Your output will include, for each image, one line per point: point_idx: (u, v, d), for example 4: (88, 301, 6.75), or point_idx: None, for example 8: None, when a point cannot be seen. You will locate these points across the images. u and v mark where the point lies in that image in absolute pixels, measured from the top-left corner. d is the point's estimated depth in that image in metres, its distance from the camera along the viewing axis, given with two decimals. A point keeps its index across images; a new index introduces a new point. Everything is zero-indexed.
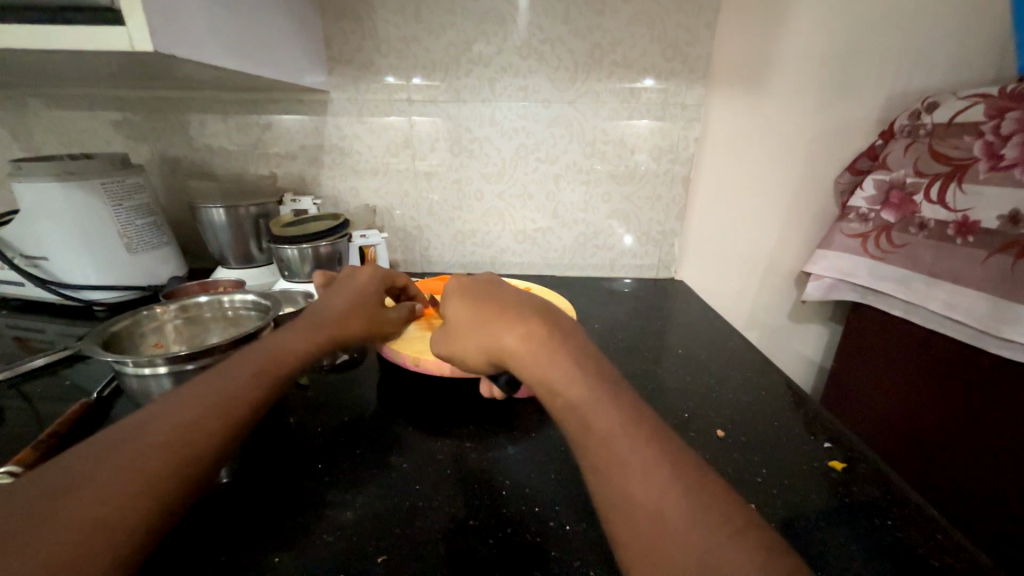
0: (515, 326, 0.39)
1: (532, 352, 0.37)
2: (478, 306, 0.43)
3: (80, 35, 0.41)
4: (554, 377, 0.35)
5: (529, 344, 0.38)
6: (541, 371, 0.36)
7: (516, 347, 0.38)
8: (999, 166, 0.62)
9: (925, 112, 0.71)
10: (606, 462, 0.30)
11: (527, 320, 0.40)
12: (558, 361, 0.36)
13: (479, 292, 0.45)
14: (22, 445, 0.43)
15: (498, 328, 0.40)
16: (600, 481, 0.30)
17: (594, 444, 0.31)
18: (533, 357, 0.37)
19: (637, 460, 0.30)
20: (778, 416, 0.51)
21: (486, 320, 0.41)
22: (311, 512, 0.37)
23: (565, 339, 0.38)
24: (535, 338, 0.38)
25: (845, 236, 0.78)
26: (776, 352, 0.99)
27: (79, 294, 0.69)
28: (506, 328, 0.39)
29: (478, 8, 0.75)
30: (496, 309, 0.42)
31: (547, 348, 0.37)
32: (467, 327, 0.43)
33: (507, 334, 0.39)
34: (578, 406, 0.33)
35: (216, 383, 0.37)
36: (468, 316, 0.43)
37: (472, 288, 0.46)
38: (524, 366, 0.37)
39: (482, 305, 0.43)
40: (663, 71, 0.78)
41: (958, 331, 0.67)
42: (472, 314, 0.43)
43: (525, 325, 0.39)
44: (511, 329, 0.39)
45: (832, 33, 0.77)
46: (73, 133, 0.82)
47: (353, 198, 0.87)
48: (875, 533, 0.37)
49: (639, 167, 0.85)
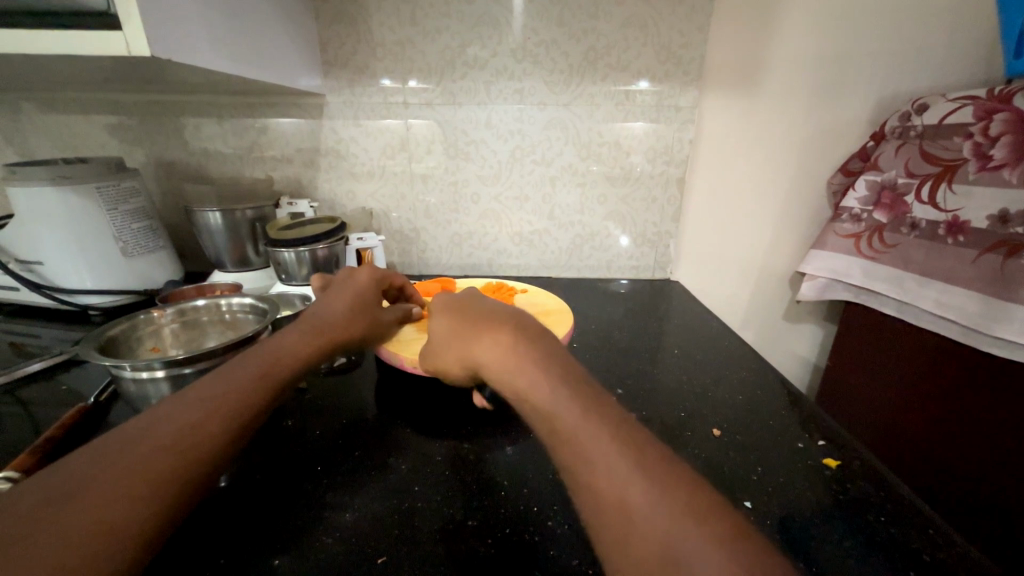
0: (486, 335, 0.41)
1: (500, 360, 0.38)
2: (451, 319, 0.45)
3: (76, 40, 0.41)
4: (524, 386, 0.36)
5: (497, 352, 0.39)
6: (511, 378, 0.37)
7: (487, 356, 0.39)
8: (987, 167, 0.63)
9: (915, 114, 0.72)
10: (591, 471, 0.30)
11: (499, 329, 0.41)
12: (527, 370, 0.36)
13: (454, 305, 0.47)
14: (18, 450, 0.43)
15: (470, 339, 0.42)
16: (586, 488, 0.30)
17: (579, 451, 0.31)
18: (504, 366, 0.38)
19: (626, 469, 0.29)
20: (773, 414, 0.52)
21: (458, 332, 0.43)
22: (311, 514, 0.37)
23: (537, 347, 0.39)
24: (504, 347, 0.39)
25: (838, 236, 0.79)
26: (771, 351, 1.00)
27: (74, 298, 0.68)
28: (477, 339, 0.41)
29: (473, 12, 0.75)
30: (468, 320, 0.44)
31: (533, 365, 0.37)
32: (442, 341, 0.45)
33: (478, 345, 0.40)
34: (564, 415, 0.33)
35: (218, 386, 0.37)
36: (442, 329, 0.45)
37: (450, 302, 0.48)
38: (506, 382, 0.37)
39: (455, 318, 0.45)
40: (657, 74, 0.79)
41: (950, 329, 0.67)
42: (445, 327, 0.45)
43: (496, 335, 0.40)
44: (483, 339, 0.41)
45: (824, 36, 0.78)
46: (68, 137, 0.82)
47: (350, 201, 0.87)
48: (868, 529, 0.37)
49: (634, 169, 0.86)
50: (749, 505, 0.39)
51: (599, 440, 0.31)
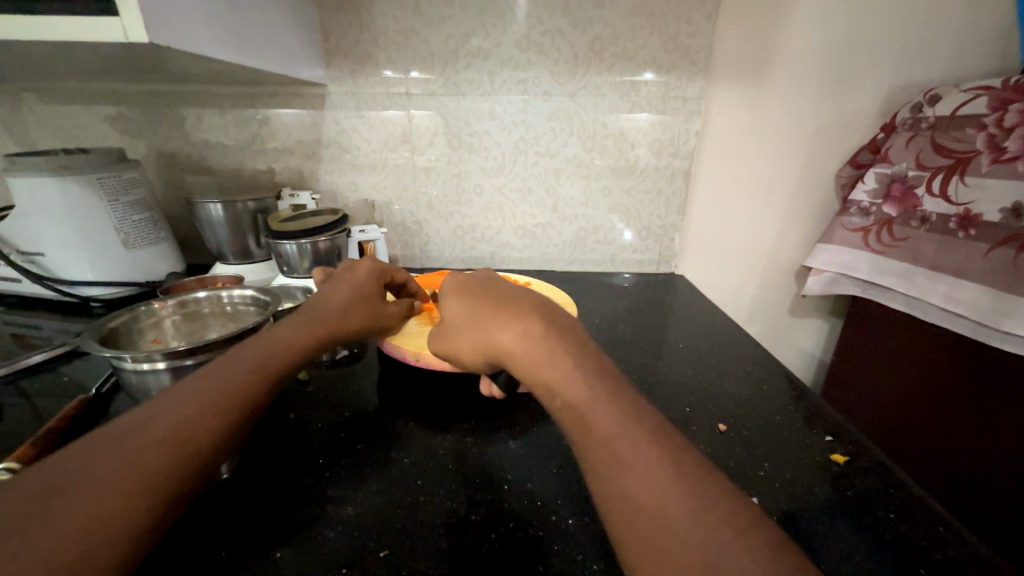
0: (513, 323, 0.39)
1: (527, 350, 0.37)
2: (475, 305, 0.44)
3: (74, 27, 0.40)
4: (551, 376, 0.35)
5: (526, 342, 0.37)
6: (538, 368, 0.36)
7: (512, 345, 0.38)
8: (1002, 159, 0.62)
9: (928, 105, 0.70)
10: (607, 456, 0.31)
11: (525, 318, 0.39)
12: (556, 359, 0.36)
13: (475, 291, 0.46)
14: (21, 441, 0.43)
15: (494, 326, 0.40)
16: (604, 474, 0.30)
17: (595, 443, 0.31)
18: (531, 355, 0.37)
19: (641, 455, 0.30)
20: (779, 409, 0.51)
21: (482, 319, 0.42)
22: (312, 507, 0.37)
23: (564, 337, 0.38)
24: (532, 336, 0.38)
25: (846, 230, 0.78)
26: (776, 346, 0.99)
27: (76, 290, 0.68)
28: (502, 327, 0.39)
29: (477, 0, 0.74)
30: (493, 307, 0.42)
31: (549, 349, 0.37)
32: (462, 327, 0.44)
33: (503, 332, 0.39)
34: (581, 404, 0.33)
35: (216, 379, 0.37)
36: (463, 315, 0.44)
37: (470, 287, 0.47)
38: (523, 365, 0.37)
39: (478, 304, 0.43)
40: (664, 64, 0.78)
41: (960, 325, 0.66)
42: (467, 313, 0.44)
43: (523, 323, 0.39)
44: (508, 326, 0.39)
45: (835, 25, 0.77)
46: (69, 127, 0.81)
47: (352, 193, 0.86)
48: (876, 526, 0.37)
49: (639, 161, 0.84)
50: (755, 500, 0.39)
51: (615, 427, 0.31)
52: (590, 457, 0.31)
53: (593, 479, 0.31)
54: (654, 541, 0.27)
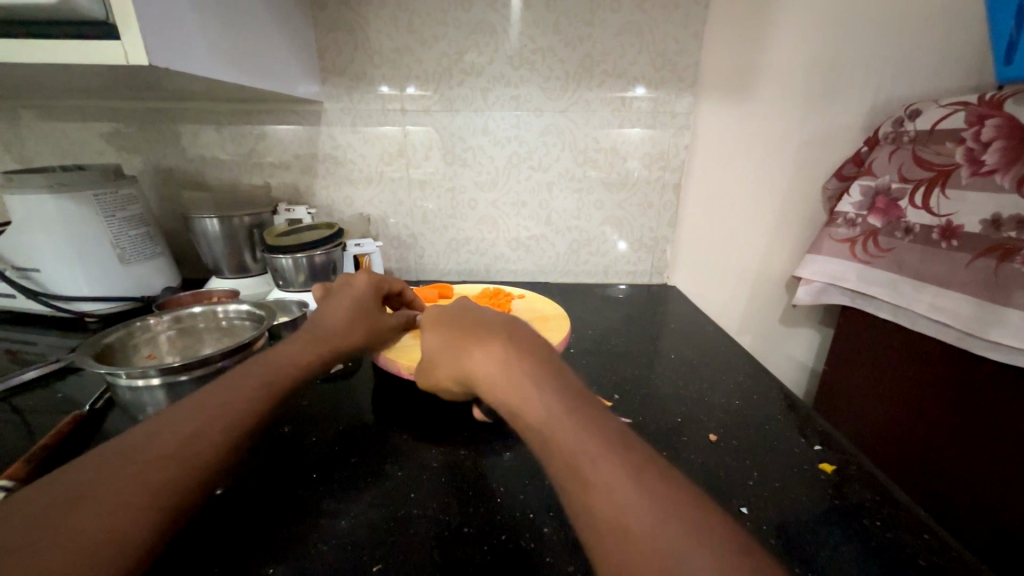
0: (484, 350, 0.40)
1: (504, 375, 0.38)
2: (446, 331, 0.44)
3: (75, 49, 0.41)
4: (523, 401, 0.36)
5: (497, 367, 0.38)
6: (513, 395, 0.37)
7: (488, 371, 0.38)
8: (980, 172, 0.64)
9: (908, 120, 0.72)
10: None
11: (500, 342, 0.40)
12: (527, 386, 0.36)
13: (450, 321, 0.46)
14: (13, 458, 0.43)
15: (471, 349, 0.41)
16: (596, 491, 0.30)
17: None
18: (505, 382, 0.37)
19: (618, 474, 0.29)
20: (770, 419, 0.52)
21: (461, 343, 0.42)
22: (306, 521, 0.37)
23: (537, 359, 0.38)
24: (507, 361, 0.38)
25: (833, 241, 0.80)
26: (768, 355, 1.00)
27: (71, 305, 0.68)
28: (478, 352, 0.40)
29: (470, 19, 0.76)
30: (469, 331, 0.43)
31: (519, 371, 0.37)
32: (442, 355, 0.44)
33: (480, 357, 0.40)
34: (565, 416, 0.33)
35: (220, 394, 0.37)
36: (440, 345, 0.44)
37: (445, 317, 0.47)
38: (499, 389, 0.37)
39: (453, 332, 0.44)
40: (653, 80, 0.80)
41: (945, 333, 0.68)
42: (443, 341, 0.44)
43: (493, 348, 0.39)
44: (484, 351, 0.40)
45: (818, 42, 0.79)
46: (66, 144, 0.82)
47: (347, 207, 0.88)
48: (865, 534, 0.37)
49: (631, 174, 0.86)
50: (745, 510, 0.39)
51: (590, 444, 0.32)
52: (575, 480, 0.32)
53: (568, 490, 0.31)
54: (629, 557, 0.26)
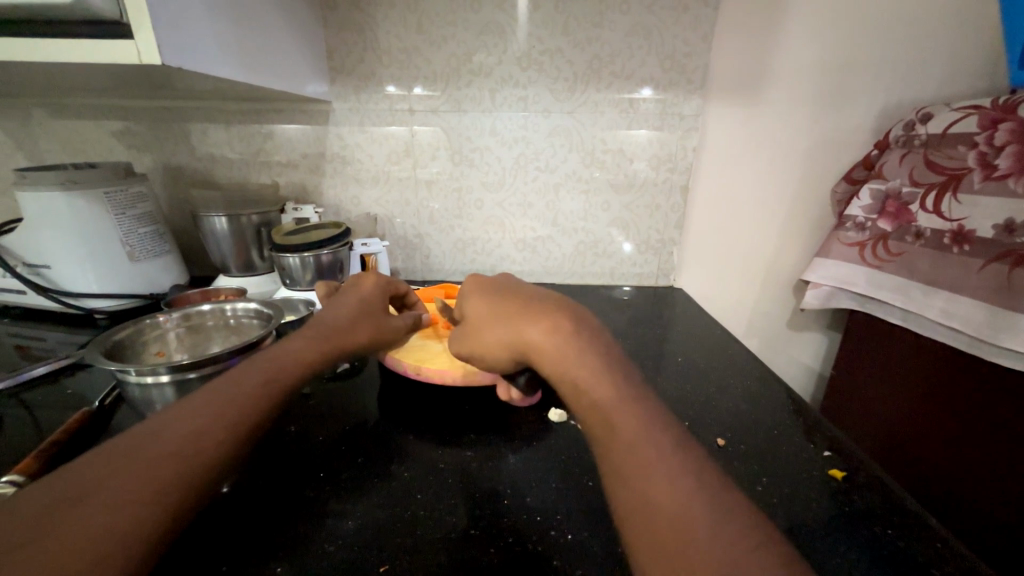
0: (543, 320, 0.41)
1: (560, 344, 0.39)
2: (499, 303, 0.46)
3: (87, 48, 0.41)
4: (580, 375, 0.37)
5: (557, 336, 0.39)
6: (568, 365, 0.37)
7: (546, 339, 0.39)
8: (992, 176, 0.63)
9: (919, 123, 0.72)
10: (617, 474, 0.31)
11: (552, 316, 0.41)
12: (584, 359, 0.38)
13: (503, 294, 0.47)
14: (22, 454, 0.43)
15: (525, 319, 0.42)
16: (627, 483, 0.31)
17: (609, 453, 0.33)
18: (561, 352, 0.38)
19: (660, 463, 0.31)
20: (777, 423, 0.52)
21: (512, 314, 0.43)
22: (311, 522, 0.37)
23: (588, 337, 0.40)
24: (562, 332, 0.40)
25: (842, 244, 0.79)
26: (775, 359, 1.00)
27: (81, 302, 0.69)
28: (530, 323, 0.41)
29: (478, 20, 0.76)
30: (517, 308, 0.44)
31: (578, 343, 0.39)
32: (486, 325, 0.44)
33: (533, 327, 0.41)
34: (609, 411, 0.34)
35: (223, 393, 0.37)
36: (491, 314, 0.45)
37: (495, 292, 0.48)
38: (556, 356, 0.38)
39: (508, 305, 0.45)
40: (661, 82, 0.79)
41: (955, 339, 0.67)
42: (495, 310, 0.45)
43: (552, 320, 0.41)
44: (538, 322, 0.41)
45: (827, 45, 0.79)
46: (77, 142, 0.83)
47: (354, 206, 0.88)
48: (875, 542, 0.37)
49: (638, 175, 0.86)
50: None
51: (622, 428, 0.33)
52: (608, 467, 0.32)
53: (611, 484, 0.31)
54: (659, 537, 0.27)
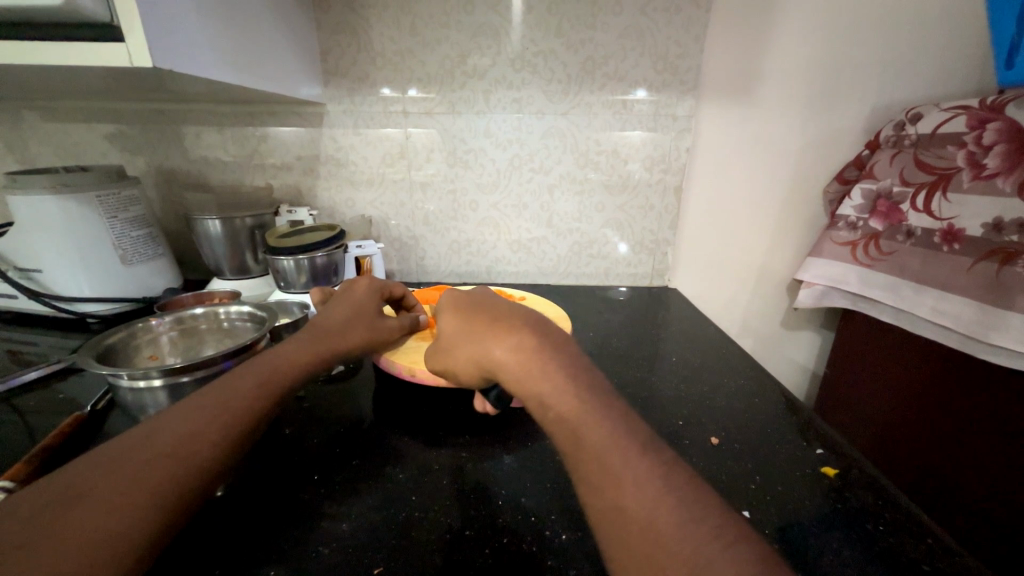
0: (505, 338, 0.39)
1: (522, 363, 0.38)
2: (466, 317, 0.44)
3: (78, 51, 0.41)
4: (546, 389, 0.36)
5: (518, 355, 0.38)
6: (530, 382, 0.37)
7: (508, 359, 0.38)
8: (981, 176, 0.64)
9: (909, 123, 0.73)
10: (604, 475, 0.31)
11: (520, 331, 0.40)
12: (548, 374, 0.36)
13: (473, 304, 0.46)
14: (14, 459, 0.43)
15: (489, 336, 0.41)
16: (608, 493, 0.30)
17: (586, 461, 0.32)
18: (523, 369, 0.37)
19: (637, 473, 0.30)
20: (771, 422, 0.52)
21: (477, 331, 0.42)
22: (306, 524, 0.37)
23: (558, 352, 0.38)
24: (526, 349, 0.38)
25: (835, 243, 0.79)
26: (769, 358, 1.00)
27: (73, 306, 0.68)
28: (495, 340, 0.40)
29: (472, 22, 0.76)
30: (484, 321, 0.43)
31: (542, 360, 0.37)
32: (457, 339, 0.44)
33: (497, 344, 0.40)
34: (588, 420, 0.33)
35: (217, 395, 0.37)
36: (460, 329, 0.44)
37: (465, 302, 0.47)
38: (516, 378, 0.37)
39: (475, 318, 0.44)
40: (654, 83, 0.80)
41: (946, 337, 0.68)
42: (463, 325, 0.44)
43: (515, 336, 0.39)
44: (501, 340, 0.40)
45: (818, 46, 0.79)
46: (69, 145, 0.82)
47: (349, 208, 0.88)
48: (868, 540, 0.37)
49: (632, 176, 0.86)
50: (747, 514, 0.39)
51: (601, 436, 0.32)
52: (587, 475, 0.31)
53: (584, 489, 0.31)
54: (641, 544, 0.27)
